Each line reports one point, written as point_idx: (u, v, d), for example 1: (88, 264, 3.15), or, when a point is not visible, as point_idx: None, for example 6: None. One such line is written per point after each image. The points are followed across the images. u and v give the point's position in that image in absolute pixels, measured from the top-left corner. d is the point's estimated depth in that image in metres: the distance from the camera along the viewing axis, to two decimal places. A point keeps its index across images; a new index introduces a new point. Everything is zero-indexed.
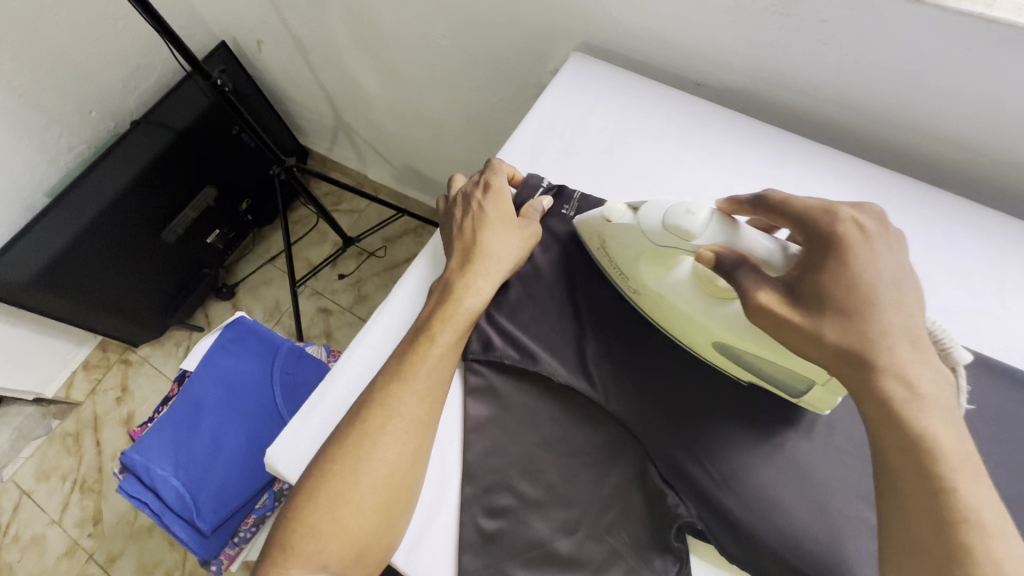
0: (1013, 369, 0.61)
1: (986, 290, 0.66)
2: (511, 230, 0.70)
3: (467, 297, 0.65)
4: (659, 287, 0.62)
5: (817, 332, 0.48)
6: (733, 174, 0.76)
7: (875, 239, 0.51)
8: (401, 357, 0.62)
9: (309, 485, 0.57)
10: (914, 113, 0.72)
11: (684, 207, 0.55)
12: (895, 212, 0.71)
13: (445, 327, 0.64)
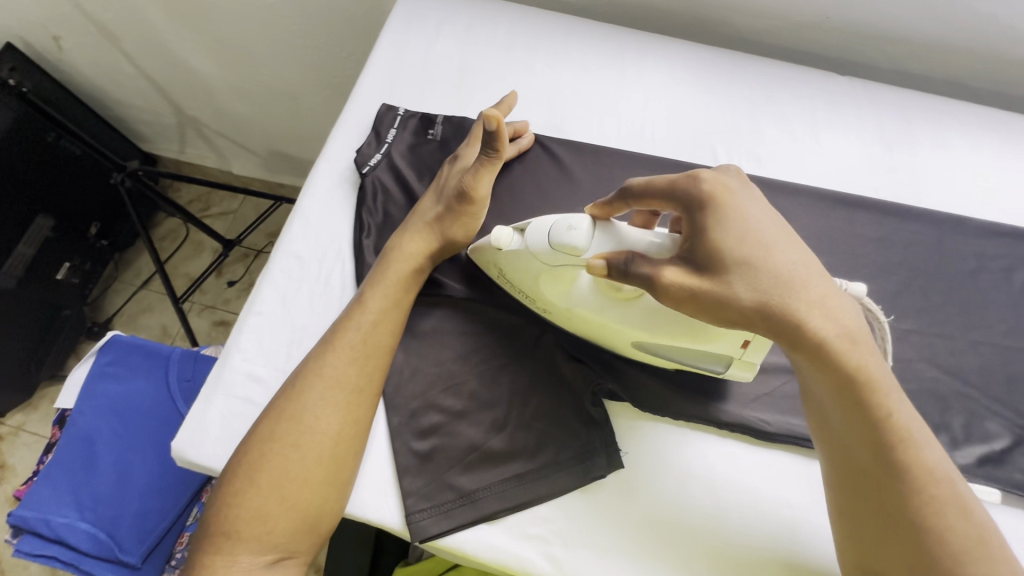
0: (835, 193, 0.71)
1: (804, 132, 0.76)
2: (452, 181, 0.67)
3: (396, 245, 0.65)
4: (565, 303, 0.59)
5: (727, 295, 0.47)
6: (581, 74, 0.80)
7: (738, 194, 0.50)
8: (339, 326, 0.61)
9: (245, 462, 0.56)
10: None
11: (567, 222, 0.53)
12: (725, 83, 0.79)
13: (371, 287, 0.63)
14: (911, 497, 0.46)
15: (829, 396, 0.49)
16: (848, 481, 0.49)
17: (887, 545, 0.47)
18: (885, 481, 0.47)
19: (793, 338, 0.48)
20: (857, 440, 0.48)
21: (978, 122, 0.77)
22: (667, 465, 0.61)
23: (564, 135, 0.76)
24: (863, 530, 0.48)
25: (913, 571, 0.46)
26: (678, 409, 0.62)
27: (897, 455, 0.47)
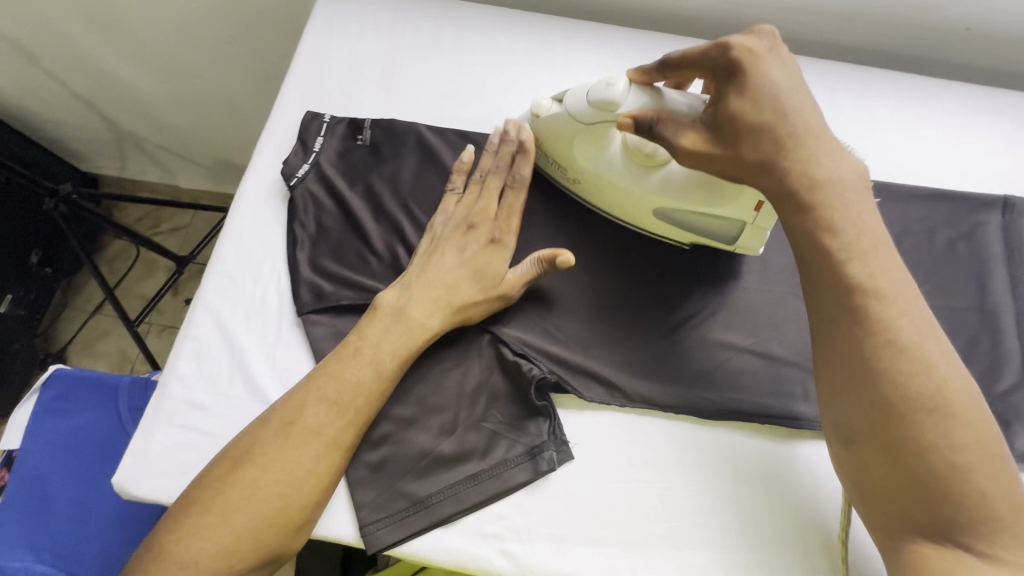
0: None
1: None
2: (491, 272, 0.65)
3: (417, 317, 0.62)
4: (595, 168, 0.67)
5: (734, 154, 0.55)
6: (509, 65, 0.79)
7: (764, 55, 0.56)
8: (342, 379, 0.59)
9: (220, 503, 0.54)
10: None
11: (606, 82, 0.61)
12: (654, 65, 0.79)
13: (386, 349, 0.61)
14: (890, 355, 0.50)
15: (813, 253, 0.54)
16: (830, 339, 0.53)
17: (864, 402, 0.50)
18: (865, 338, 0.51)
19: (783, 196, 0.55)
20: (843, 295, 0.52)
21: (898, 87, 0.79)
22: (615, 451, 0.62)
23: (496, 129, 0.75)
24: (840, 385, 0.52)
25: (883, 423, 0.49)
26: (622, 395, 0.63)
27: (885, 311, 0.51)
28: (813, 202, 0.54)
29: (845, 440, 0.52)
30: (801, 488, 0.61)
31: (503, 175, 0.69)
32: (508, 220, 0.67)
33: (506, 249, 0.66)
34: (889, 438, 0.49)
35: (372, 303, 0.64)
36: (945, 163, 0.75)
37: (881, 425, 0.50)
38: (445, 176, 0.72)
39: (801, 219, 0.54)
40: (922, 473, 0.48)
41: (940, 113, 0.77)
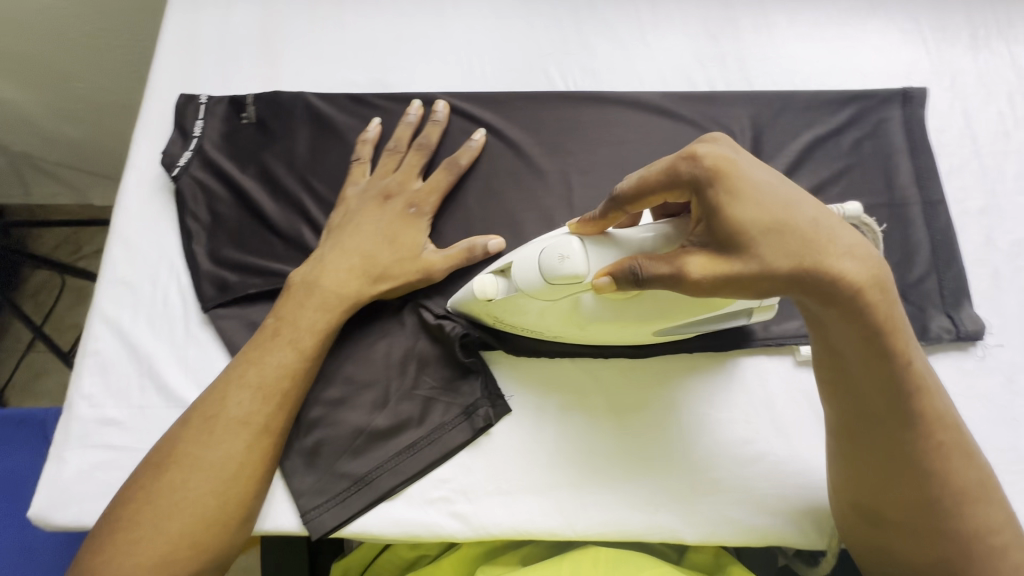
0: (669, 94, 0.71)
1: (633, 37, 0.75)
2: (407, 241, 0.62)
3: (333, 287, 0.59)
4: (579, 322, 0.55)
5: (764, 264, 0.41)
6: (397, 18, 0.74)
7: (723, 156, 0.44)
8: (265, 365, 0.56)
9: (150, 513, 0.50)
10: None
11: (558, 252, 0.49)
12: (548, 3, 0.75)
13: (303, 326, 0.58)
14: (925, 448, 0.47)
15: (851, 353, 0.45)
16: (868, 431, 0.48)
17: (890, 486, 0.49)
18: (900, 434, 0.47)
19: (828, 294, 0.42)
20: (879, 394, 0.46)
21: None
22: (554, 397, 0.61)
23: (390, 88, 0.71)
24: (870, 479, 0.49)
25: (915, 517, 0.48)
26: (553, 343, 0.62)
27: (924, 404, 0.47)
28: (859, 283, 0.41)
29: (869, 521, 0.51)
30: (738, 403, 0.62)
31: (423, 148, 0.66)
32: (427, 193, 0.64)
33: (424, 219, 0.64)
34: (923, 526, 0.48)
35: (285, 282, 0.61)
36: (846, 66, 0.75)
37: (909, 514, 0.49)
38: (342, 144, 0.68)
39: (845, 322, 0.43)
40: (949, 556, 0.48)
41: (836, 16, 0.77)
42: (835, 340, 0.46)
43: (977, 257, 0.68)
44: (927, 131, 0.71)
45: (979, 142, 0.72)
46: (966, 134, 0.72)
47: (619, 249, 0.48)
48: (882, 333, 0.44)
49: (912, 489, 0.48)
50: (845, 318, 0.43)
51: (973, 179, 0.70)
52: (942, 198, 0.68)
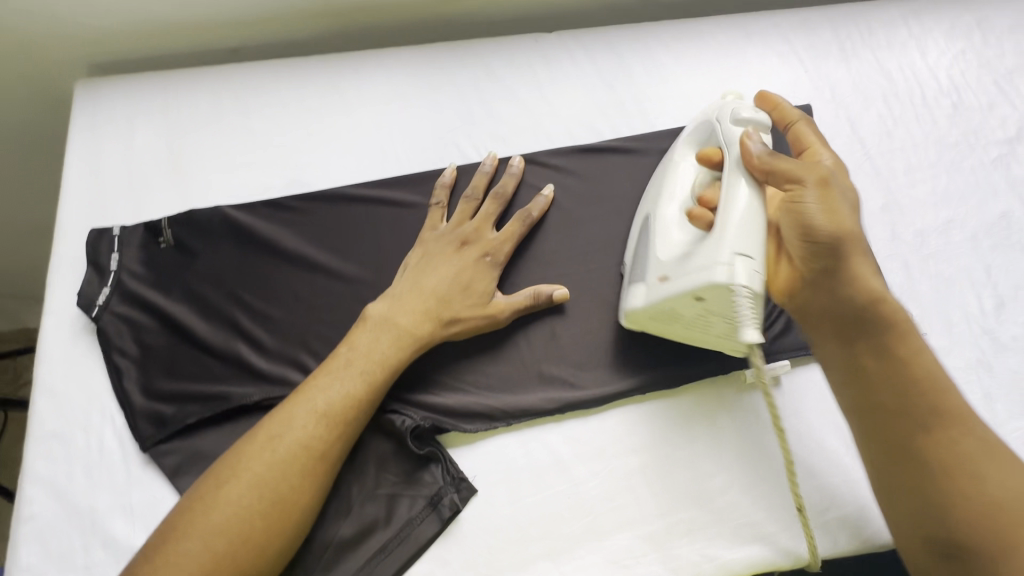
0: (577, 147, 0.74)
1: (535, 98, 0.78)
2: (481, 288, 0.64)
3: (408, 325, 0.61)
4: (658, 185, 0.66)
5: (813, 192, 0.54)
6: (303, 116, 0.75)
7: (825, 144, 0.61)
8: (330, 389, 0.57)
9: (201, 530, 0.51)
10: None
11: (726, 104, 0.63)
12: (448, 77, 0.78)
13: (370, 355, 0.59)
14: (968, 445, 0.50)
15: (882, 342, 0.53)
16: (915, 428, 0.51)
17: (951, 483, 0.49)
18: (934, 448, 0.51)
19: (835, 262, 0.54)
20: (896, 393, 0.52)
21: (678, 36, 0.82)
22: (517, 468, 0.61)
23: (308, 186, 0.72)
24: (928, 478, 0.50)
25: (993, 523, 0.47)
26: (507, 416, 0.62)
27: (948, 412, 0.51)
28: (874, 291, 0.53)
29: (939, 549, 0.49)
30: (698, 438, 0.63)
31: (500, 199, 0.69)
32: (503, 242, 0.66)
33: (496, 268, 0.65)
34: (996, 534, 0.47)
35: (363, 314, 0.63)
36: (736, 94, 0.80)
37: (972, 521, 0.48)
38: (266, 252, 0.68)
39: (870, 322, 0.53)
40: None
41: (719, 48, 0.82)
42: (864, 336, 0.54)
43: (887, 251, 0.72)
44: None
45: (867, 145, 0.77)
46: (854, 139, 0.77)
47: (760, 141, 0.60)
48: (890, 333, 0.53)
49: (965, 491, 0.49)
50: (863, 306, 0.53)
51: (869, 180, 0.75)
52: None
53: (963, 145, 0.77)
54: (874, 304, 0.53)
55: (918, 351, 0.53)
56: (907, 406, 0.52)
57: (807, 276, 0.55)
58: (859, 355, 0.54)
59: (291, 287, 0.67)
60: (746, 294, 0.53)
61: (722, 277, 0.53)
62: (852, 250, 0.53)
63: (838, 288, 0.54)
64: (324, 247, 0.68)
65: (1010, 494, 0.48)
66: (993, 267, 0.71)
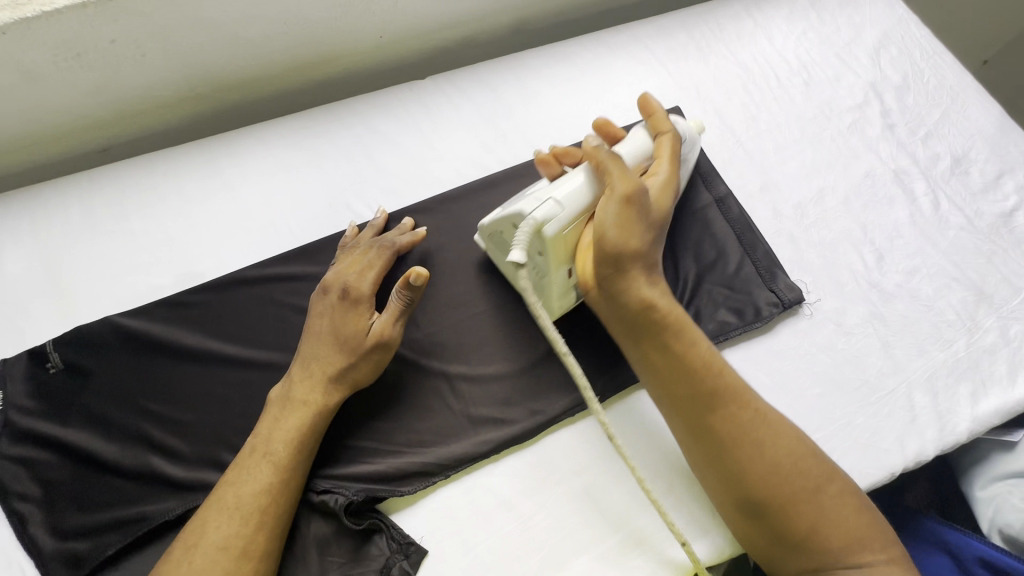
0: (467, 185, 0.76)
1: (419, 144, 0.78)
2: (351, 329, 0.62)
3: (304, 396, 0.60)
4: None
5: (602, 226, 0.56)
6: (186, 206, 0.73)
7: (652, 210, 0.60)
8: (240, 482, 0.56)
9: None
10: (273, 54, 0.77)
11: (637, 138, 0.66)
12: (328, 140, 0.78)
13: (274, 434, 0.58)
14: (750, 419, 0.55)
15: (669, 343, 0.56)
16: (707, 416, 0.55)
17: (743, 459, 0.53)
18: (722, 421, 0.54)
19: (621, 264, 0.56)
20: (685, 387, 0.56)
21: (545, 59, 0.85)
22: (463, 518, 0.60)
23: (202, 277, 0.70)
24: (724, 459, 0.54)
25: (779, 489, 0.52)
26: (443, 468, 0.61)
27: (729, 399, 0.55)
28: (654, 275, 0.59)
29: (750, 509, 0.53)
30: (635, 444, 0.64)
31: (383, 245, 0.67)
32: (362, 277, 0.64)
33: (366, 309, 0.63)
34: (781, 495, 0.52)
35: (266, 400, 0.62)
36: (610, 106, 0.83)
37: (761, 487, 0.52)
38: (167, 354, 0.65)
39: (658, 320, 0.57)
40: (806, 540, 0.51)
41: (586, 65, 0.85)
42: (650, 336, 0.57)
43: (772, 229, 0.76)
44: None
45: (736, 133, 0.82)
46: (724, 130, 0.82)
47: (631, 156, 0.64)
48: (671, 328, 0.57)
49: (752, 458, 0.53)
50: (645, 310, 0.56)
51: (744, 165, 0.80)
52: (725, 192, 0.77)
53: (821, 117, 0.83)
54: (651, 307, 0.56)
55: (697, 342, 0.57)
56: (693, 395, 0.55)
57: (597, 286, 0.58)
58: (653, 353, 0.57)
59: (199, 384, 0.64)
60: (529, 223, 0.56)
61: (525, 207, 0.57)
62: (640, 252, 0.57)
63: (619, 291, 0.57)
64: (228, 337, 0.66)
65: (785, 456, 0.53)
66: (867, 224, 0.77)
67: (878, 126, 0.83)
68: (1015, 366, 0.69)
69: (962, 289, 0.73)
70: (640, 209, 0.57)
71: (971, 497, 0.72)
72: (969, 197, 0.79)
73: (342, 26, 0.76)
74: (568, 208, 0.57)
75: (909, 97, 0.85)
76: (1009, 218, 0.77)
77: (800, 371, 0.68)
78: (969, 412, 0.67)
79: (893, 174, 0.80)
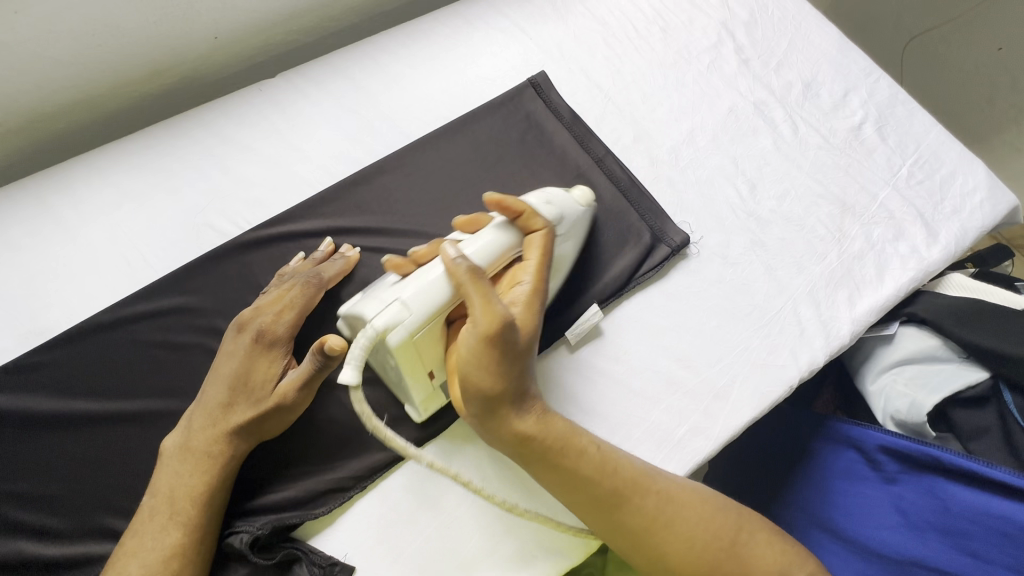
0: (338, 183, 0.71)
1: (278, 147, 0.73)
2: (259, 378, 0.58)
3: (207, 446, 0.55)
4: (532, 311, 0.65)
5: (467, 366, 0.52)
6: (14, 255, 0.64)
7: (528, 329, 0.55)
8: (144, 550, 0.51)
9: None
10: (89, 70, 0.68)
11: (547, 198, 0.64)
12: (174, 157, 0.71)
13: (178, 494, 0.53)
14: (651, 504, 0.54)
15: (560, 461, 0.54)
16: (611, 517, 0.54)
17: (655, 548, 0.54)
18: (628, 514, 0.54)
19: (490, 401, 0.53)
20: (584, 498, 0.54)
21: (401, 39, 0.81)
22: (387, 525, 0.57)
23: (50, 331, 0.62)
24: (641, 550, 0.54)
25: (699, 566, 0.53)
26: (357, 479, 0.58)
27: (629, 498, 0.54)
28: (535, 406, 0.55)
29: None
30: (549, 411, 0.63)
31: (308, 277, 0.62)
32: (279, 318, 0.60)
33: (279, 354, 0.60)
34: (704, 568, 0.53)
35: (160, 450, 0.57)
36: (475, 79, 0.81)
37: (681, 563, 0.53)
38: (22, 423, 0.58)
39: (549, 446, 0.54)
40: None
41: (445, 40, 0.82)
42: (538, 460, 0.54)
43: (651, 177, 0.78)
44: (564, 101, 0.81)
45: (604, 88, 0.82)
46: (592, 87, 0.82)
47: (489, 251, 0.58)
48: (561, 451, 0.54)
49: (667, 544, 0.53)
50: (524, 442, 0.54)
51: (616, 119, 0.81)
52: (602, 149, 0.77)
53: (681, 62, 0.85)
54: (529, 436, 0.53)
55: (584, 448, 0.55)
56: (593, 500, 0.54)
57: (471, 419, 0.56)
58: (550, 477, 0.55)
59: (67, 450, 0.57)
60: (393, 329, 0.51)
61: (369, 310, 0.52)
62: (506, 392, 0.52)
63: (501, 430, 0.54)
64: (92, 392, 0.60)
65: (693, 533, 0.54)
66: (737, 157, 0.80)
67: (734, 63, 0.86)
68: (881, 267, 0.75)
69: (828, 204, 0.78)
70: (503, 346, 0.51)
71: (866, 393, 0.77)
72: (823, 117, 0.84)
73: (165, 30, 0.69)
74: (417, 308, 0.52)
75: (759, 32, 0.89)
76: (859, 131, 0.83)
77: (695, 309, 0.70)
78: (849, 316, 0.72)
79: (754, 106, 0.83)
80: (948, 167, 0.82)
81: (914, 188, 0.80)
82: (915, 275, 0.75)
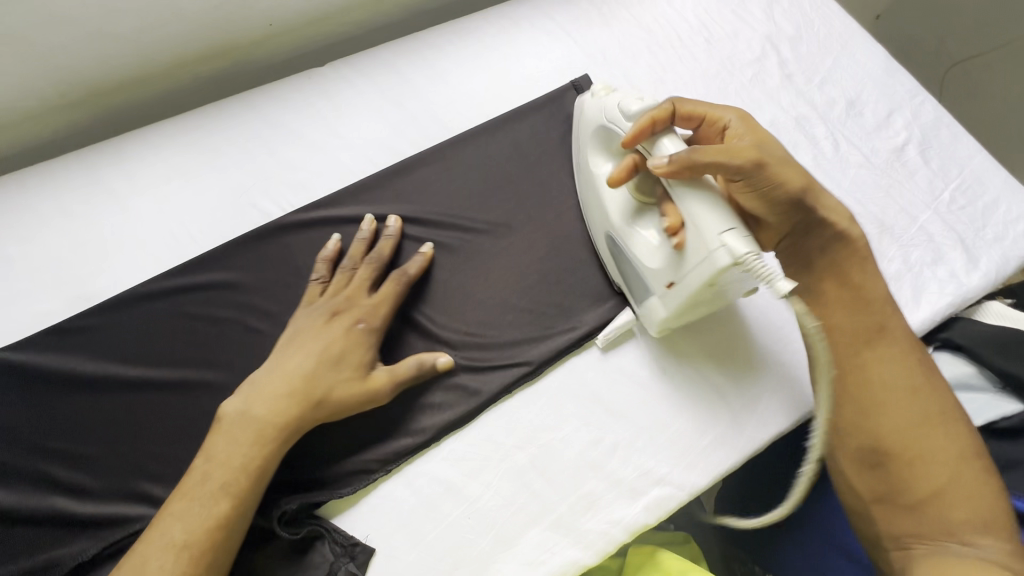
0: (380, 172, 0.73)
1: (324, 134, 0.75)
2: (350, 360, 0.59)
3: (269, 417, 0.56)
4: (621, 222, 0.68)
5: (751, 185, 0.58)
6: (67, 221, 0.66)
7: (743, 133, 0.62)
8: (190, 515, 0.52)
9: None
10: (150, 49, 0.71)
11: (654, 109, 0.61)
12: (223, 137, 0.73)
13: (233, 463, 0.54)
14: (896, 357, 0.60)
15: (849, 312, 0.62)
16: (859, 351, 0.61)
17: (877, 399, 0.59)
18: (873, 347, 0.60)
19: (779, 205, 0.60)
20: (846, 323, 0.62)
21: (448, 36, 0.83)
22: (408, 510, 0.58)
23: (97, 298, 0.64)
24: (859, 403, 0.59)
25: (910, 440, 0.57)
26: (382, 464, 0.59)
27: (871, 373, 0.59)
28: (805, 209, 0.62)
29: (870, 456, 0.58)
30: (574, 410, 0.63)
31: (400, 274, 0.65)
32: (376, 309, 0.63)
33: (370, 337, 0.61)
34: (907, 446, 0.57)
35: (217, 415, 0.57)
36: (519, 78, 0.82)
37: (897, 436, 0.57)
38: (62, 384, 0.60)
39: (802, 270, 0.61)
40: (924, 520, 0.55)
41: (491, 39, 0.83)
42: (831, 282, 0.63)
43: None
44: None
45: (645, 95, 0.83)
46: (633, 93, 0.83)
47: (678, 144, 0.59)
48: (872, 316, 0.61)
49: (891, 411, 0.58)
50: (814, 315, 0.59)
51: None
52: None
53: (724, 73, 0.85)
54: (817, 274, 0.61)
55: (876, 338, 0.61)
56: (848, 311, 0.62)
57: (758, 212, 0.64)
58: (829, 296, 0.63)
59: (105, 412, 0.59)
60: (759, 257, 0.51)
61: (716, 266, 0.52)
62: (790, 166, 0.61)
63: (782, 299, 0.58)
64: (132, 359, 0.61)
65: (915, 405, 0.58)
66: None
67: (777, 77, 0.86)
68: (918, 290, 0.74)
69: (867, 224, 0.77)
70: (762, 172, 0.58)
71: None
72: (866, 136, 0.83)
73: (224, 14, 0.72)
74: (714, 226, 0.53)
75: (804, 48, 0.89)
76: (902, 152, 0.82)
77: (727, 319, 0.70)
78: None
79: (795, 121, 0.83)
80: (991, 195, 0.80)
81: (955, 213, 0.79)
82: (952, 300, 0.73)
